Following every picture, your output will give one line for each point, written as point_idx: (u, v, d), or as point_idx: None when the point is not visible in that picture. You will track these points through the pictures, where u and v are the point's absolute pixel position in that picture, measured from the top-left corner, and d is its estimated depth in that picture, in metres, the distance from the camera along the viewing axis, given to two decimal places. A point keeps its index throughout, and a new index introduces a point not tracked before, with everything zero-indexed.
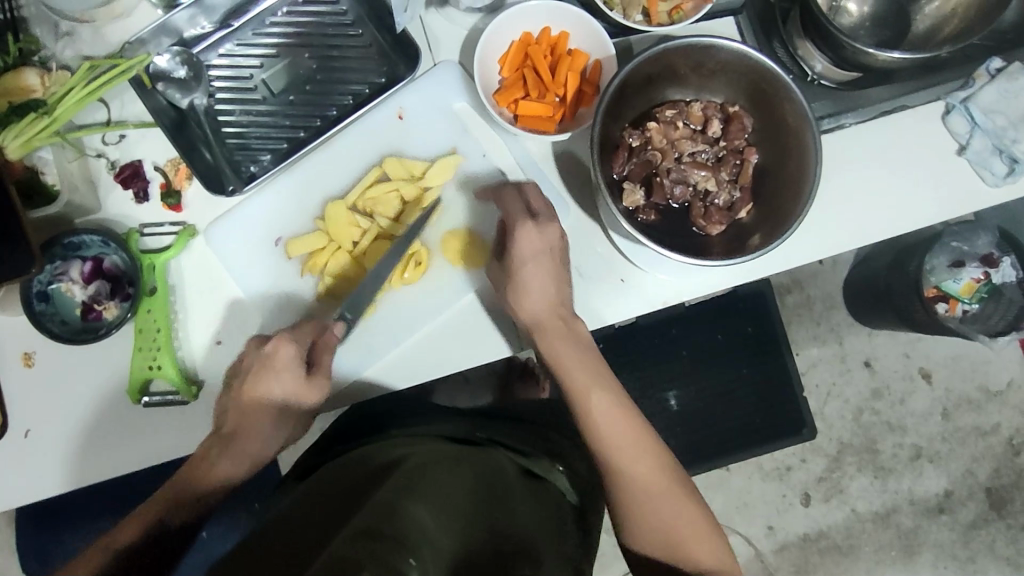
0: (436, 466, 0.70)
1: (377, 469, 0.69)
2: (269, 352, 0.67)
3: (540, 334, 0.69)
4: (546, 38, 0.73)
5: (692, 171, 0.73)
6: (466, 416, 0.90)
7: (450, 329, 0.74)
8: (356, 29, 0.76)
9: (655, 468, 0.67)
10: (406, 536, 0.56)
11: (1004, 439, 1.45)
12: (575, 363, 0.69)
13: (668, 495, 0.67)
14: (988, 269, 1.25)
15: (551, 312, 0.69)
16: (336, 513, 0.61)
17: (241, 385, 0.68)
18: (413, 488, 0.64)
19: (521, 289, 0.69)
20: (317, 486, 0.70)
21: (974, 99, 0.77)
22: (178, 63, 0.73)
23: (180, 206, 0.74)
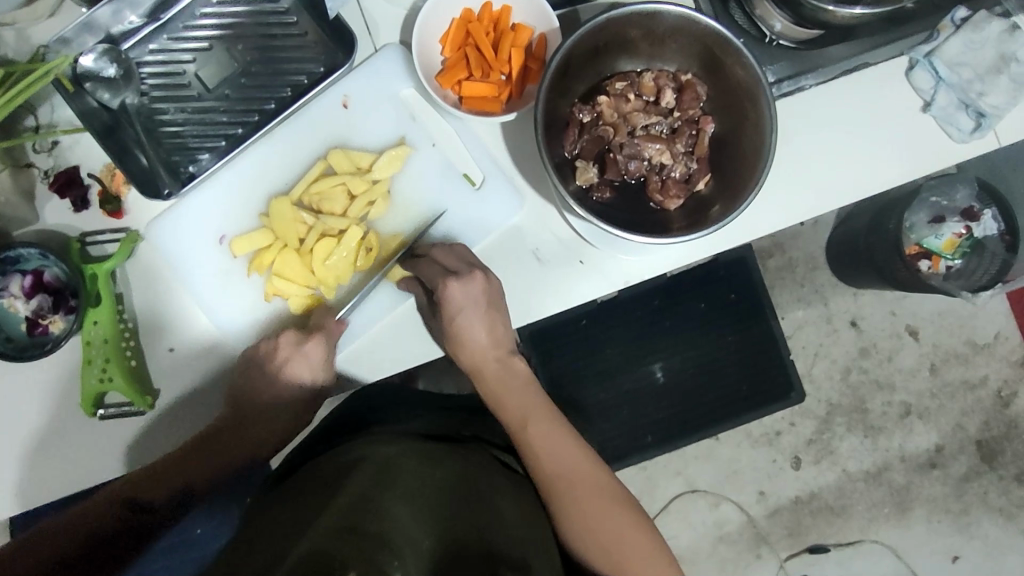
0: (405, 457, 0.70)
1: (342, 464, 0.70)
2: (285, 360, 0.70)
3: (480, 362, 0.72)
4: (487, 14, 0.69)
5: (646, 145, 0.70)
6: (445, 411, 0.88)
7: (400, 331, 0.73)
8: (293, 16, 0.72)
9: (600, 495, 0.70)
10: (386, 539, 0.59)
11: (992, 391, 1.44)
12: (509, 395, 0.72)
13: (616, 511, 0.69)
14: (970, 223, 1.24)
15: (486, 351, 0.72)
16: (304, 510, 0.63)
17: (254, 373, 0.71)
18: (384, 483, 0.65)
19: (457, 337, 0.70)
20: (293, 482, 0.70)
21: (938, 52, 0.74)
22: (106, 62, 0.69)
23: (120, 212, 0.72)
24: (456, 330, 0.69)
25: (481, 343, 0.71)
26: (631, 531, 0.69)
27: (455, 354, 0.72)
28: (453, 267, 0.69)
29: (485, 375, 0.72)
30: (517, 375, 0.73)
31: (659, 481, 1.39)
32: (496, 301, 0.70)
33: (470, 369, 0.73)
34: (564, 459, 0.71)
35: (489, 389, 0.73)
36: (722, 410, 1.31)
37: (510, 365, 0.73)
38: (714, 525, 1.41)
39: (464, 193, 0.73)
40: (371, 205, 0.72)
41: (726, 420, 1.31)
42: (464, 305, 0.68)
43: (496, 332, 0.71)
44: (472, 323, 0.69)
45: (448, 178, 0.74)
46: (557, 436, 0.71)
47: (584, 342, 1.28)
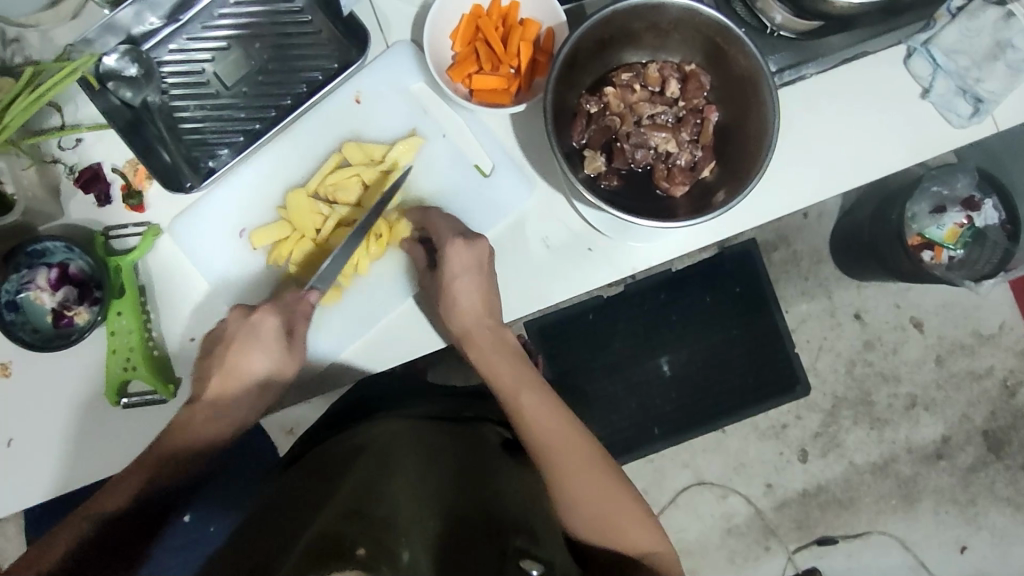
0: (406, 439, 0.73)
1: (346, 450, 0.73)
2: (254, 322, 0.69)
3: (474, 328, 0.72)
4: (496, 9, 0.71)
5: (652, 134, 0.72)
6: (447, 397, 0.89)
7: (401, 329, 0.75)
8: (307, 15, 0.75)
9: (589, 467, 0.70)
10: (390, 522, 0.59)
11: (998, 381, 1.45)
12: (499, 364, 0.73)
13: (603, 483, 0.70)
14: (971, 213, 1.25)
15: (477, 318, 0.72)
16: (310, 496, 0.65)
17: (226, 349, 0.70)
18: (388, 469, 0.67)
19: (450, 301, 0.71)
20: (300, 472, 0.72)
21: (936, 40, 0.75)
22: (128, 62, 0.72)
23: (142, 206, 0.74)
24: (448, 294, 0.71)
25: (461, 315, 0.71)
26: (621, 505, 0.70)
27: (449, 320, 0.72)
28: (442, 236, 0.71)
29: (473, 342, 0.73)
30: (508, 347, 0.74)
31: (667, 475, 1.41)
32: (487, 269, 0.71)
33: (460, 334, 0.73)
34: (553, 442, 0.70)
35: (478, 357, 0.73)
36: (727, 403, 1.33)
37: (498, 333, 0.74)
38: (722, 518, 1.42)
39: (476, 182, 0.75)
40: (385, 195, 0.73)
41: (732, 413, 1.34)
42: (470, 267, 0.70)
43: (484, 298, 0.72)
44: (466, 288, 0.70)
45: (460, 168, 0.75)
46: (544, 407, 0.71)
47: (591, 337, 1.30)
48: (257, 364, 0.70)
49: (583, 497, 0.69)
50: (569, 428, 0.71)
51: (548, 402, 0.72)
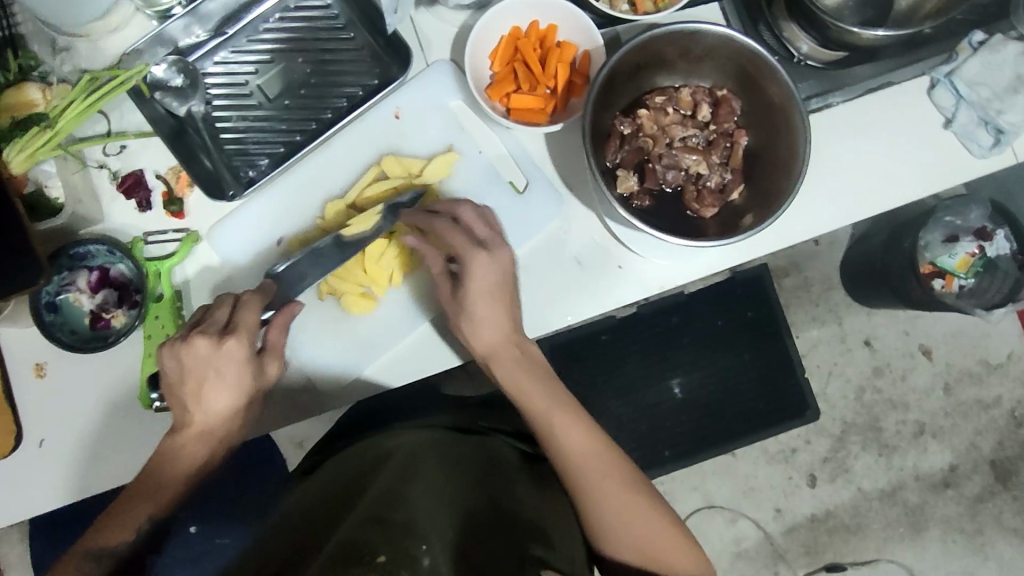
0: (429, 449, 0.73)
1: (372, 457, 0.73)
2: (222, 347, 0.65)
3: (502, 343, 0.72)
4: (534, 31, 0.73)
5: (684, 155, 0.73)
6: (462, 407, 0.89)
7: (425, 344, 0.76)
8: (348, 32, 0.77)
9: (620, 482, 0.68)
10: (412, 521, 0.59)
11: (1006, 411, 1.46)
12: (528, 381, 0.72)
13: (636, 500, 0.68)
14: (983, 242, 1.28)
15: (507, 335, 0.72)
16: (336, 500, 0.65)
17: (196, 377, 0.66)
18: (411, 477, 0.67)
19: (470, 317, 0.71)
20: (315, 483, 0.72)
21: (958, 72, 0.78)
22: (174, 72, 0.74)
23: (182, 213, 0.75)
24: (469, 313, 0.71)
25: (490, 329, 0.71)
26: (651, 517, 0.68)
27: (472, 335, 0.72)
28: (456, 245, 0.70)
29: (499, 360, 0.72)
30: (537, 362, 0.73)
31: (676, 497, 1.41)
32: (507, 285, 0.71)
33: (487, 349, 0.72)
34: (578, 454, 0.69)
35: (507, 373, 0.72)
36: (737, 426, 1.34)
37: (527, 351, 0.73)
38: (730, 542, 1.42)
39: (509, 199, 0.76)
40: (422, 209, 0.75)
41: (744, 437, 1.34)
42: (485, 273, 0.70)
43: (506, 312, 0.72)
44: (492, 300, 0.71)
45: (494, 184, 0.77)
46: (575, 427, 0.70)
47: (604, 358, 1.31)
48: (232, 391, 0.66)
49: (612, 507, 0.67)
50: (600, 444, 0.70)
51: (580, 419, 0.71)
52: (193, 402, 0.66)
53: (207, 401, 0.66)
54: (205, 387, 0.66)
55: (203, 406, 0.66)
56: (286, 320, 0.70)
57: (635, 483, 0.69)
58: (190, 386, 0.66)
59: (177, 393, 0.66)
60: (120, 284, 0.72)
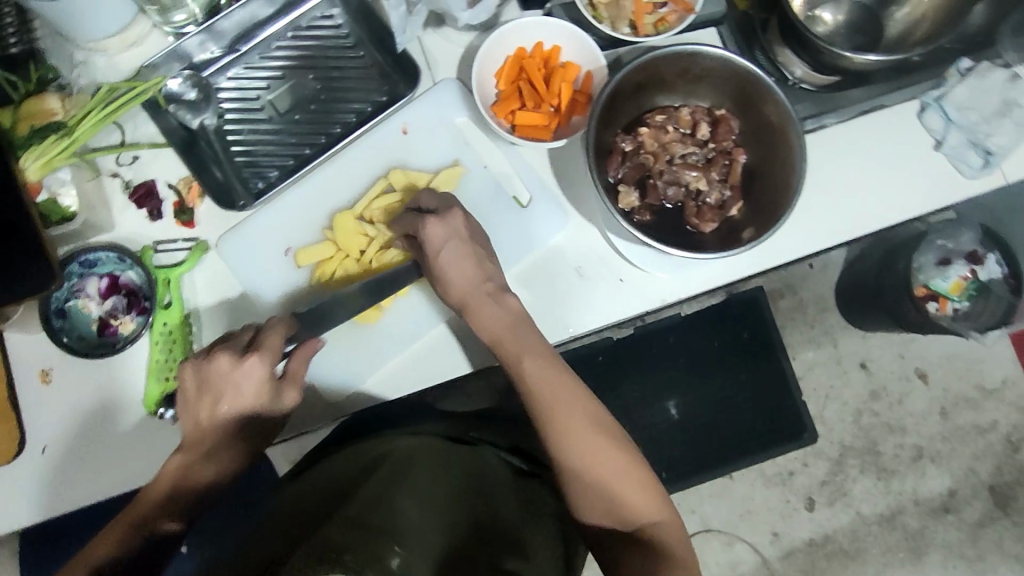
0: (422, 462, 0.70)
1: (362, 460, 0.70)
2: (241, 370, 0.66)
3: (473, 293, 0.70)
4: (539, 52, 0.76)
5: (684, 172, 0.76)
6: (456, 416, 0.86)
7: (428, 355, 0.77)
8: (358, 50, 0.79)
9: (589, 427, 0.66)
10: (393, 524, 0.58)
11: (1003, 436, 1.47)
12: (502, 329, 0.69)
13: (604, 446, 0.65)
14: (975, 266, 1.30)
15: (477, 285, 0.70)
16: (319, 504, 0.62)
17: (214, 397, 0.66)
18: (398, 484, 0.64)
19: (443, 273, 0.70)
20: (299, 487, 0.68)
21: (947, 97, 0.81)
22: (189, 86, 0.77)
23: (192, 222, 0.76)
24: (441, 268, 0.70)
25: (460, 281, 0.70)
26: (622, 463, 0.65)
27: (444, 291, 0.71)
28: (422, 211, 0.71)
29: (472, 310, 0.70)
30: (512, 310, 0.70)
31: None
32: (474, 238, 0.71)
33: (460, 302, 0.70)
34: (554, 401, 0.66)
35: (480, 323, 0.70)
36: (734, 447, 1.34)
37: (499, 302, 0.70)
38: (728, 566, 1.41)
39: (513, 212, 0.78)
40: None
41: (739, 458, 1.35)
42: (446, 239, 0.70)
43: (477, 266, 0.70)
44: (465, 255, 0.70)
45: (498, 198, 0.79)
46: (545, 370, 0.67)
47: (602, 378, 1.31)
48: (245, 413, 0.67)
49: (592, 465, 0.64)
50: (572, 389, 0.67)
51: (550, 360, 0.68)
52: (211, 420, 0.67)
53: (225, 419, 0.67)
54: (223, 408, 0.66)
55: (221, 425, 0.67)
56: (308, 355, 0.69)
57: (605, 427, 0.66)
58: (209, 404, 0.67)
59: (196, 410, 0.67)
60: (130, 291, 0.73)
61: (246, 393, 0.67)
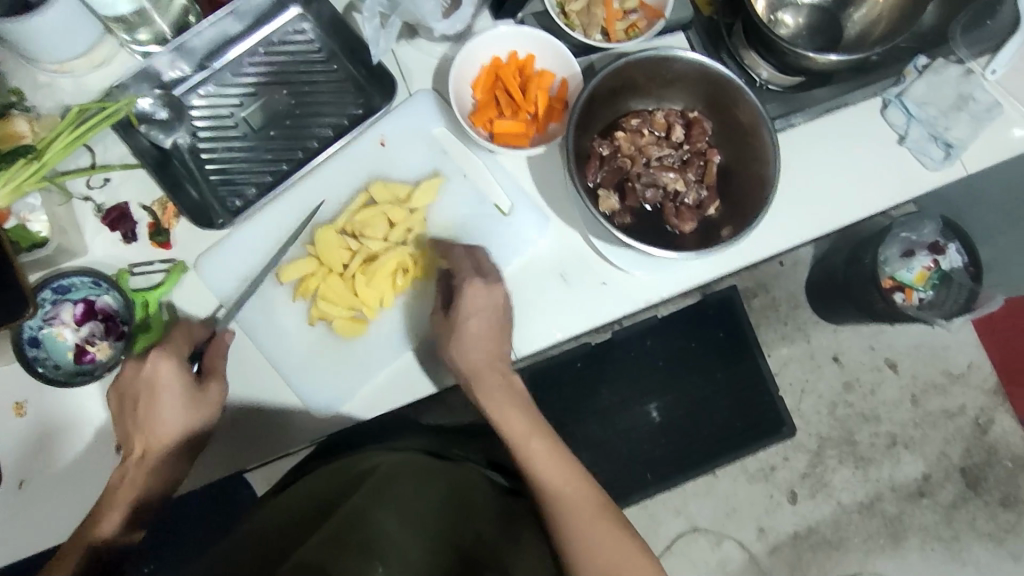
0: (409, 472, 0.71)
1: (350, 476, 0.71)
2: (146, 374, 0.66)
3: (484, 368, 0.73)
4: (513, 61, 0.77)
5: (662, 174, 0.77)
6: (441, 436, 0.88)
7: (416, 368, 0.76)
8: (331, 64, 0.79)
9: (588, 498, 0.69)
10: (372, 546, 0.60)
11: (971, 419, 1.52)
12: (512, 410, 0.73)
13: (607, 529, 0.67)
14: (937, 256, 1.35)
15: (491, 362, 0.73)
16: (308, 518, 0.64)
17: (133, 406, 0.67)
18: (382, 499, 0.66)
19: (461, 339, 0.72)
20: (277, 501, 0.69)
21: (906, 93, 0.85)
22: (160, 106, 0.75)
23: (168, 243, 0.75)
24: (461, 339, 0.72)
25: (477, 355, 0.72)
26: (620, 544, 0.67)
27: (458, 355, 0.72)
28: (462, 274, 0.73)
29: (482, 382, 0.73)
30: (516, 392, 0.75)
31: (660, 522, 1.41)
32: (502, 311, 0.73)
33: (471, 370, 0.72)
34: (554, 479, 0.70)
35: (492, 398, 0.73)
36: (716, 445, 1.36)
37: (508, 380, 0.74)
38: (717, 564, 1.42)
39: (495, 220, 0.78)
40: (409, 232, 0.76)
41: (721, 456, 1.37)
42: (482, 309, 0.71)
43: (491, 343, 0.73)
44: (486, 331, 0.72)
45: (479, 207, 0.79)
46: (549, 450, 0.71)
47: (584, 384, 1.32)
48: (169, 416, 0.67)
49: (595, 546, 0.66)
50: (574, 473, 0.71)
51: (555, 444, 0.72)
52: (140, 431, 0.68)
53: (153, 425, 0.67)
54: (146, 413, 0.67)
55: (148, 433, 0.67)
56: (220, 354, 0.70)
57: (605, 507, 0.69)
58: (133, 412, 0.67)
59: (125, 424, 0.68)
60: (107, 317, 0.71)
61: (169, 401, 0.67)
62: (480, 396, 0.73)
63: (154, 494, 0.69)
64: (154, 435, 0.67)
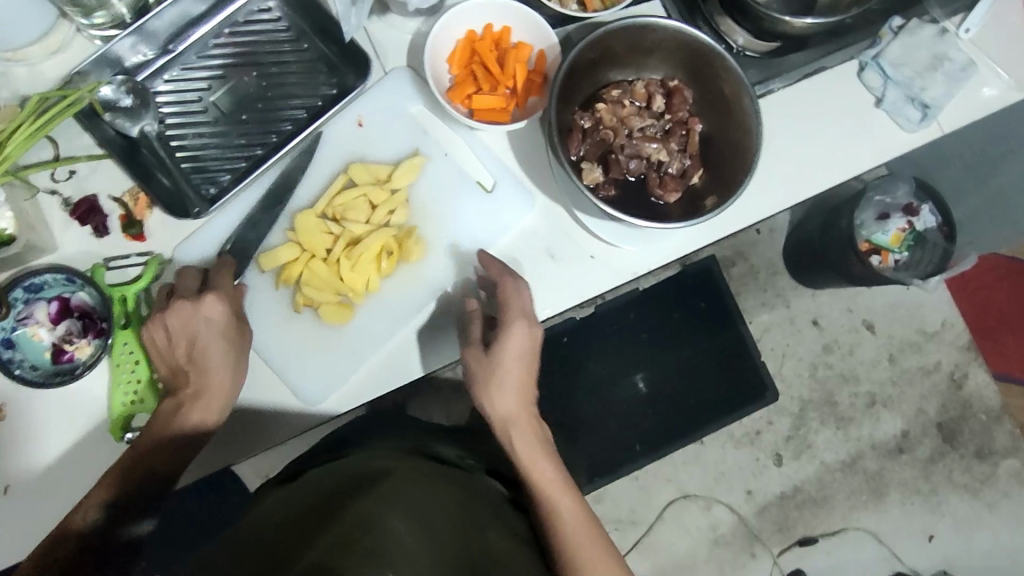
0: (419, 478, 0.69)
1: (358, 477, 0.67)
2: (198, 312, 0.67)
3: (517, 416, 0.73)
4: (489, 34, 0.75)
5: (645, 144, 0.76)
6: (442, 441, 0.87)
7: (409, 347, 0.74)
8: (301, 43, 0.76)
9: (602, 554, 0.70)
10: (382, 551, 0.57)
11: (946, 374, 1.56)
12: (538, 458, 0.72)
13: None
14: (911, 218, 1.37)
15: (523, 409, 0.73)
16: (312, 518, 0.61)
17: (182, 343, 0.67)
18: (392, 502, 0.63)
19: (497, 385, 0.71)
20: (282, 496, 0.67)
21: (883, 55, 0.84)
22: (124, 92, 0.72)
23: (142, 235, 0.72)
24: (497, 384, 0.71)
25: (510, 401, 0.72)
26: None
27: (493, 403, 0.72)
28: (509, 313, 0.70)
29: (515, 429, 0.72)
30: (544, 438, 0.74)
31: (651, 490, 1.43)
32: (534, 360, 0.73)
33: (505, 417, 0.72)
34: (574, 531, 0.70)
35: (521, 446, 0.72)
36: (702, 415, 1.38)
37: (538, 428, 0.74)
38: (708, 528, 1.45)
39: (478, 198, 0.77)
40: (392, 214, 0.74)
41: (707, 424, 1.38)
42: (519, 354, 0.71)
43: (524, 391, 0.73)
44: (515, 378, 0.72)
45: (462, 186, 0.77)
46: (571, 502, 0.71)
47: (569, 358, 1.33)
48: (216, 357, 0.67)
49: None
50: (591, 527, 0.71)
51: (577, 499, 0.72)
52: (188, 370, 0.68)
53: (201, 366, 0.67)
54: (196, 353, 0.67)
55: (198, 373, 0.67)
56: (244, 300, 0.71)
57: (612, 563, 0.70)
58: (180, 351, 0.67)
59: (171, 362, 0.68)
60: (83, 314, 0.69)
61: (215, 344, 0.67)
62: (509, 442, 0.73)
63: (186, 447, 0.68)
64: (201, 376, 0.67)
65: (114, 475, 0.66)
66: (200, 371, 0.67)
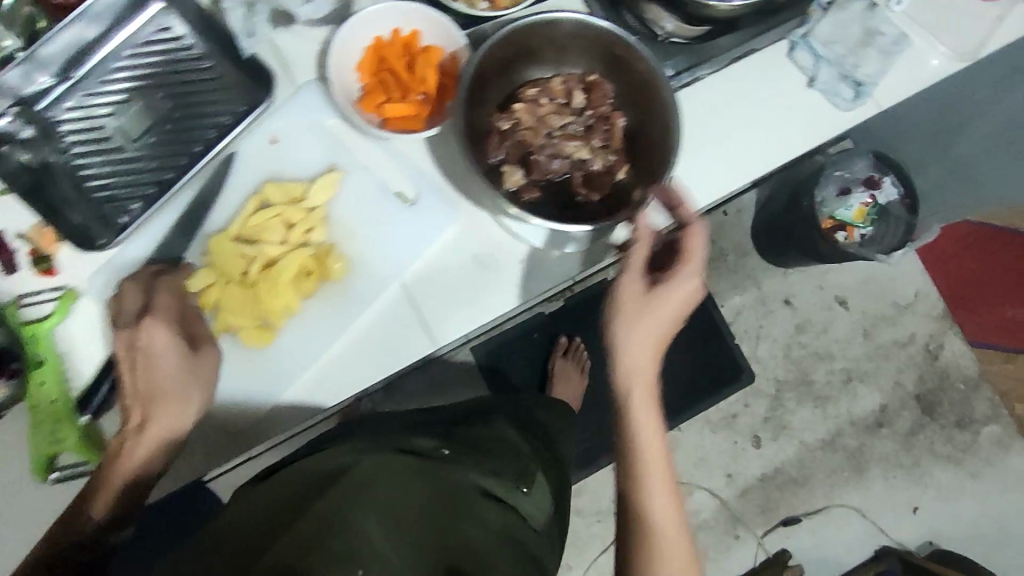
0: (393, 481, 0.54)
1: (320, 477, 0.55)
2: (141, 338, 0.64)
3: (635, 367, 0.70)
4: (397, 39, 0.73)
5: (565, 143, 0.75)
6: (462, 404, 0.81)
7: (343, 362, 0.73)
8: (207, 61, 0.74)
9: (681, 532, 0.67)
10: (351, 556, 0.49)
11: (921, 346, 1.54)
12: (648, 419, 0.69)
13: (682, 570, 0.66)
14: (874, 192, 1.34)
15: (654, 356, 0.71)
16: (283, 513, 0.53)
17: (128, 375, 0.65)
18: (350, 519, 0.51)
19: (635, 323, 0.69)
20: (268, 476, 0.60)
21: (812, 34, 0.82)
22: (21, 123, 0.69)
23: (53, 269, 0.71)
24: (647, 319, 0.69)
25: (633, 340, 0.69)
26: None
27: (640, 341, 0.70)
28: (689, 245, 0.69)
29: (637, 383, 0.70)
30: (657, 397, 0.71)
31: None
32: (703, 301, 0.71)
33: (628, 366, 0.70)
34: (657, 506, 0.67)
35: (632, 393, 0.70)
36: (677, 402, 1.37)
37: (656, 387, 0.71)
38: (690, 514, 1.44)
39: (399, 210, 0.75)
40: (309, 233, 0.73)
41: (683, 411, 1.37)
42: (693, 291, 0.70)
43: (666, 333, 0.70)
44: (666, 315, 0.69)
45: (382, 197, 0.75)
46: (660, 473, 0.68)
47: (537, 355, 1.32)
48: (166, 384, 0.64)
49: None
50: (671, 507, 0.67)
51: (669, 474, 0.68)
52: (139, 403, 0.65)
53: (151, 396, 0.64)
54: (144, 383, 0.65)
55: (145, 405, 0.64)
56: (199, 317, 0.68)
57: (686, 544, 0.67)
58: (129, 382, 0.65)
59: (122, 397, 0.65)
60: None
61: (166, 370, 0.65)
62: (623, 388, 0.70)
63: (145, 481, 0.65)
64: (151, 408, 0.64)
65: (74, 513, 0.63)
66: (151, 386, 0.64)
